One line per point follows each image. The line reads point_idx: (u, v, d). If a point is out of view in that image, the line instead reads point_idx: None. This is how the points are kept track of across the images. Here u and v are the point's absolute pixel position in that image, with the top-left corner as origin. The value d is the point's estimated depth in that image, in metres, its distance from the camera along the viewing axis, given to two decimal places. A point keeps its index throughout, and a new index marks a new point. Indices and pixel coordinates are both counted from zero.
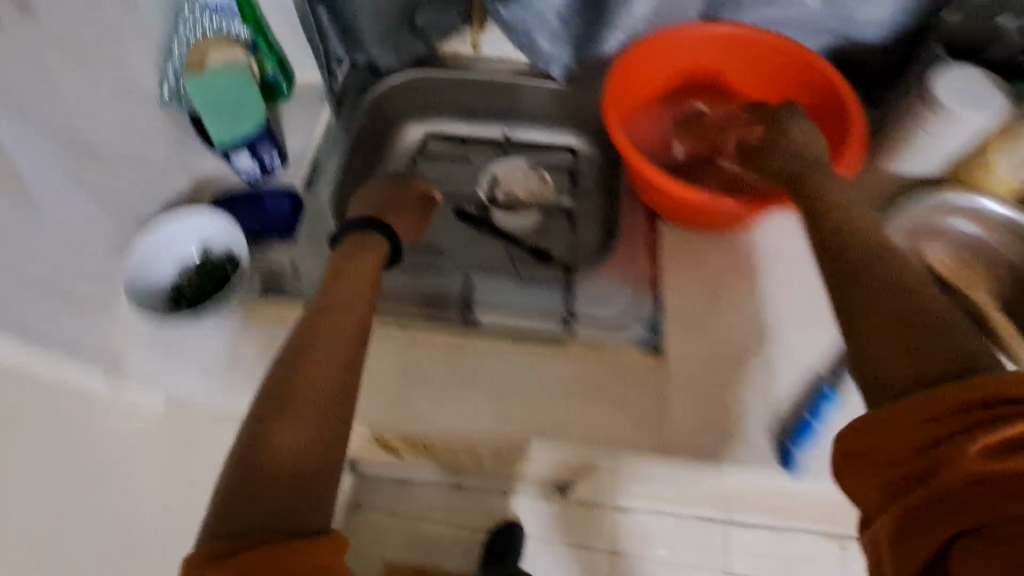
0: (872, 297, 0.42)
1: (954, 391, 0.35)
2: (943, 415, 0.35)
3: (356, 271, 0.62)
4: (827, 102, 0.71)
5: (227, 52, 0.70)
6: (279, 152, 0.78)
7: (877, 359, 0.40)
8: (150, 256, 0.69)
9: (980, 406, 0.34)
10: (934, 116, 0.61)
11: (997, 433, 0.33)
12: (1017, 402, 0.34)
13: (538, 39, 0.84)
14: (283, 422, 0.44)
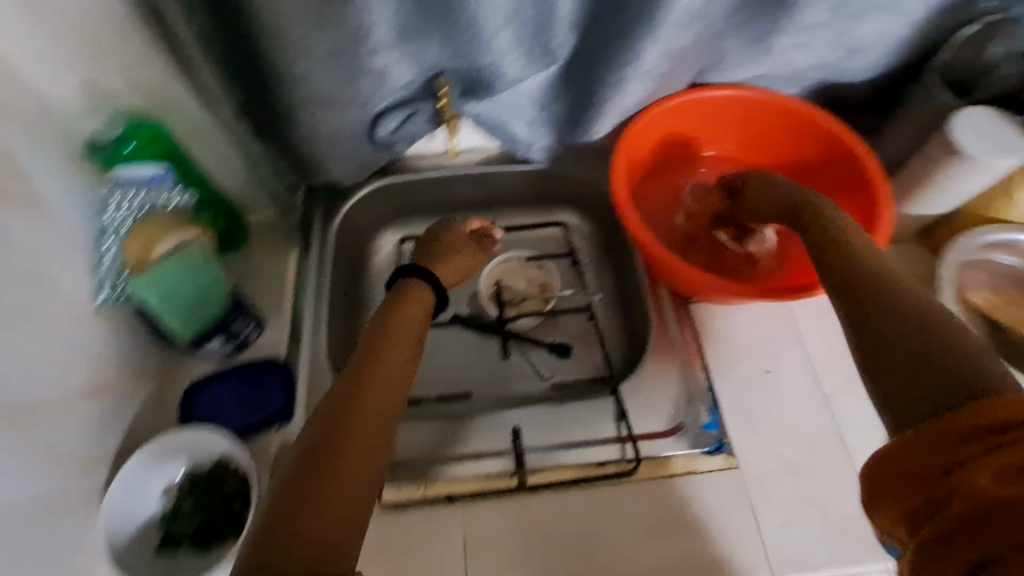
0: (921, 339, 0.40)
1: (1008, 405, 0.33)
2: (992, 434, 0.33)
3: (397, 339, 0.56)
4: (840, 169, 0.70)
5: (175, 239, 0.60)
6: (253, 321, 0.68)
7: (925, 366, 0.38)
8: (138, 490, 0.58)
9: (986, 435, 0.33)
10: (950, 159, 0.61)
11: (1003, 459, 0.32)
12: (1008, 426, 0.33)
13: (514, 127, 0.77)
14: (315, 492, 0.40)
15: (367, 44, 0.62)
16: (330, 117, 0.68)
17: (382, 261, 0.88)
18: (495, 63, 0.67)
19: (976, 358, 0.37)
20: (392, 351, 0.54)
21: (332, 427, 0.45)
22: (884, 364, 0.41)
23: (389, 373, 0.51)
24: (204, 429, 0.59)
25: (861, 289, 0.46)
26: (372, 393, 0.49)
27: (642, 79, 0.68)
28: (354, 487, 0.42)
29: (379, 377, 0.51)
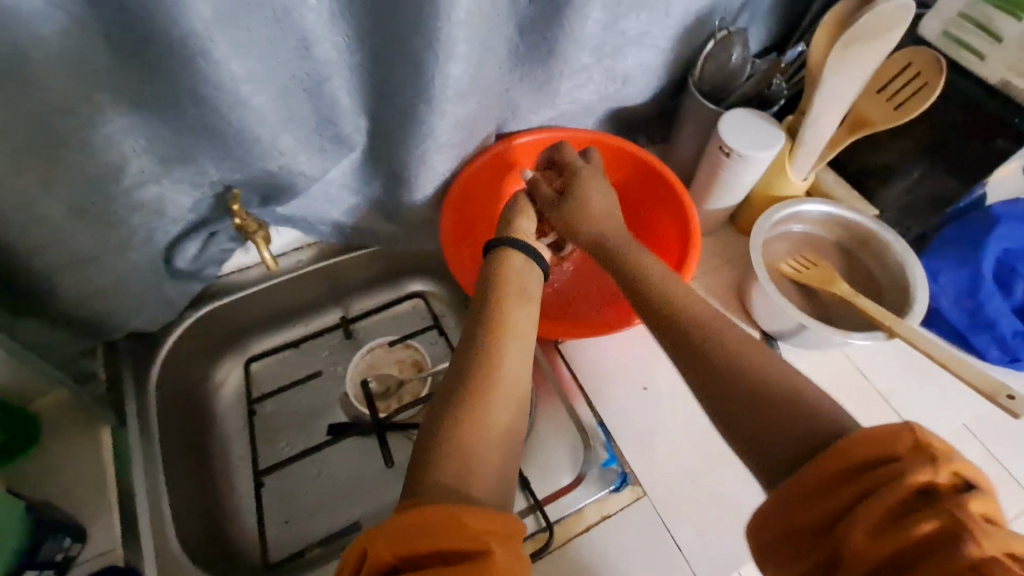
0: (773, 408, 0.44)
1: (853, 451, 0.36)
2: (847, 478, 0.36)
3: (508, 319, 0.57)
4: (650, 187, 0.76)
5: None
6: (70, 535, 0.57)
7: (750, 398, 0.46)
8: None
9: (853, 478, 0.36)
10: (729, 158, 0.68)
11: (870, 507, 0.34)
12: (876, 463, 0.35)
13: (334, 217, 0.74)
14: (444, 447, 0.44)
15: (124, 180, 0.55)
16: (106, 267, 0.60)
17: (229, 395, 0.77)
18: (287, 165, 0.62)
19: (822, 416, 0.41)
20: (516, 319, 0.57)
21: (474, 398, 0.48)
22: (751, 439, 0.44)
23: (516, 349, 0.54)
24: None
25: (718, 345, 0.50)
26: (499, 367, 0.52)
27: (444, 149, 0.67)
28: (495, 460, 0.45)
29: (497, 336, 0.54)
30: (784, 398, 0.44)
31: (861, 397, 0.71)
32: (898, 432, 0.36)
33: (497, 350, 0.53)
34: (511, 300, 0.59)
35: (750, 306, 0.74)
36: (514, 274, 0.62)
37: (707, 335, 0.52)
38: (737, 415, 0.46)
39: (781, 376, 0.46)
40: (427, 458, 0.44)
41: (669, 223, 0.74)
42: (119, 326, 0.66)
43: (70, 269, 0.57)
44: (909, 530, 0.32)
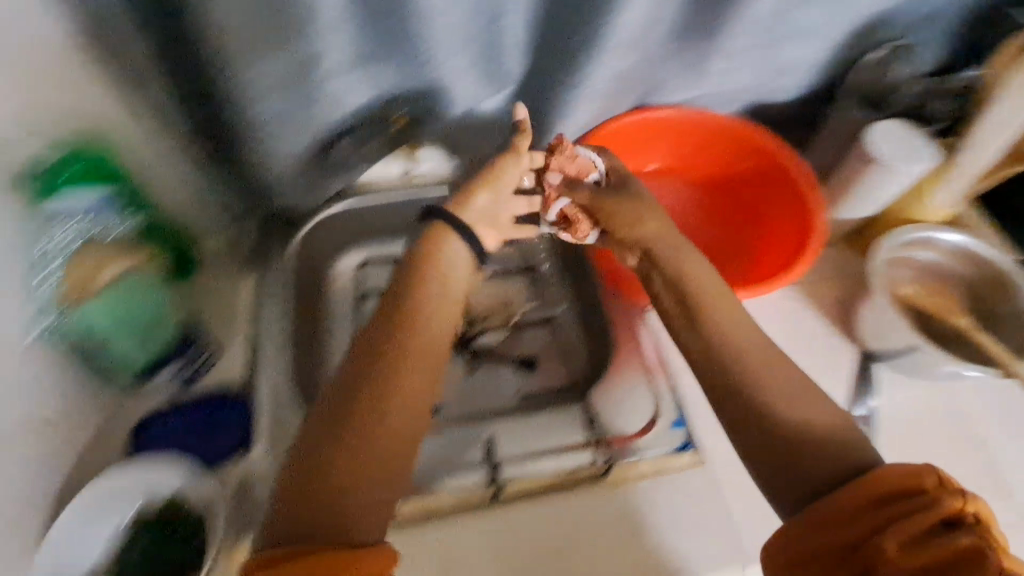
0: (792, 445, 0.48)
1: (887, 482, 0.44)
2: (884, 503, 0.43)
3: (419, 326, 0.53)
4: (775, 182, 0.75)
5: (114, 269, 0.56)
6: (203, 349, 0.68)
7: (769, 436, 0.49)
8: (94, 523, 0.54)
9: (886, 503, 0.43)
10: (871, 166, 0.67)
11: (907, 528, 0.41)
12: (908, 493, 0.43)
13: (470, 148, 0.79)
14: (324, 505, 0.44)
15: (318, 70, 0.61)
16: (284, 142, 0.66)
17: (341, 284, 0.86)
18: (446, 84, 0.69)
19: (845, 452, 0.48)
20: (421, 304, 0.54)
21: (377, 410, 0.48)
22: (770, 462, 0.49)
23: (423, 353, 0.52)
24: (152, 465, 0.57)
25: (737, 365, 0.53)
26: (392, 369, 0.50)
27: (594, 97, 0.72)
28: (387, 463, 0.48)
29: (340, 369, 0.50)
30: (794, 424, 0.49)
31: (952, 434, 0.69)
32: (921, 471, 0.44)
33: (405, 364, 0.50)
34: (413, 291, 0.55)
35: (856, 320, 0.73)
36: (458, 263, 0.58)
37: (730, 357, 0.53)
38: (756, 436, 0.50)
39: (804, 414, 0.50)
40: (313, 472, 0.45)
41: (790, 219, 0.73)
42: (269, 198, 0.73)
43: (255, 135, 0.64)
44: (944, 546, 0.40)
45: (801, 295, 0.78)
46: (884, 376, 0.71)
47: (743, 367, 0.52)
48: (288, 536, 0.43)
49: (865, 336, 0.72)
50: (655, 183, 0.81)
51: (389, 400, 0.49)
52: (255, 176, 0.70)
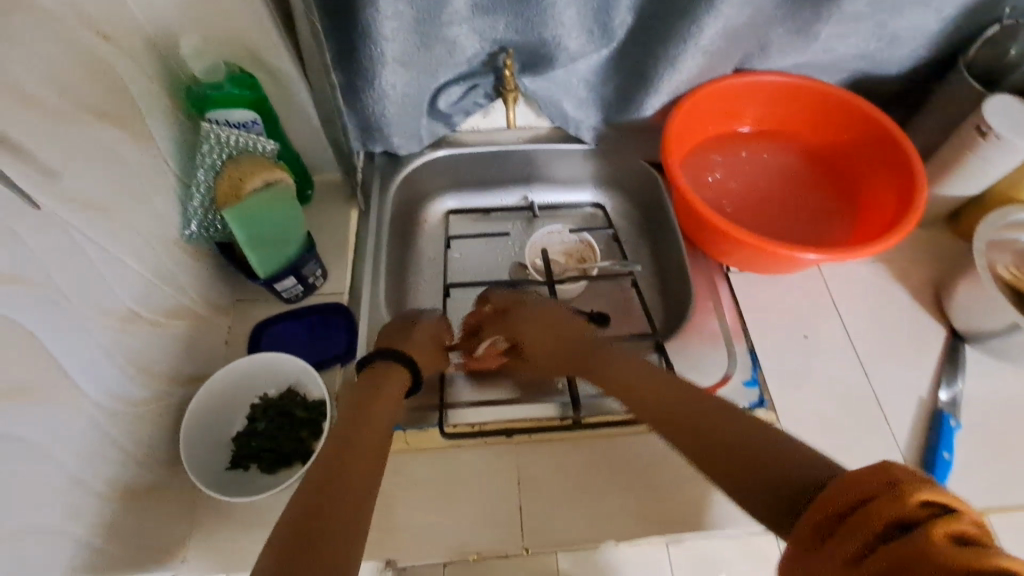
0: (707, 431, 0.43)
1: (836, 496, 0.32)
2: (838, 527, 0.31)
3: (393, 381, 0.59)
4: (883, 152, 0.72)
5: (265, 176, 0.62)
6: (321, 266, 0.73)
7: (712, 464, 0.42)
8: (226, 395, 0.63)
9: (839, 517, 0.32)
10: (983, 140, 0.66)
11: (853, 541, 0.30)
12: (857, 504, 0.31)
13: (566, 106, 0.83)
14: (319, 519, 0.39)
15: (445, 14, 0.68)
16: (404, 81, 0.73)
17: (428, 230, 0.92)
18: (559, 37, 0.72)
19: (781, 464, 0.38)
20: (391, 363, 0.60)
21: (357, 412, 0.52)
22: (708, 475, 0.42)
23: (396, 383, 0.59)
24: (275, 354, 0.63)
25: (673, 410, 0.48)
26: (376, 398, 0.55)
27: (699, 54, 0.72)
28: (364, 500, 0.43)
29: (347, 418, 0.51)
30: (732, 436, 0.42)
31: None
32: (870, 471, 0.32)
33: (355, 436, 0.48)
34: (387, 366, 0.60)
35: (949, 300, 0.71)
36: (423, 339, 0.66)
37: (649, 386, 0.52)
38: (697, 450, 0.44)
39: (713, 411, 0.45)
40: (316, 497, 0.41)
41: (893, 192, 0.70)
42: (383, 137, 0.80)
43: (384, 74, 0.70)
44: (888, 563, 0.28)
45: (890, 273, 0.76)
46: (974, 359, 0.70)
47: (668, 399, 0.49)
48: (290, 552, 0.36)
49: (957, 316, 0.71)
50: (759, 143, 0.81)
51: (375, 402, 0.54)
52: (369, 112, 0.76)
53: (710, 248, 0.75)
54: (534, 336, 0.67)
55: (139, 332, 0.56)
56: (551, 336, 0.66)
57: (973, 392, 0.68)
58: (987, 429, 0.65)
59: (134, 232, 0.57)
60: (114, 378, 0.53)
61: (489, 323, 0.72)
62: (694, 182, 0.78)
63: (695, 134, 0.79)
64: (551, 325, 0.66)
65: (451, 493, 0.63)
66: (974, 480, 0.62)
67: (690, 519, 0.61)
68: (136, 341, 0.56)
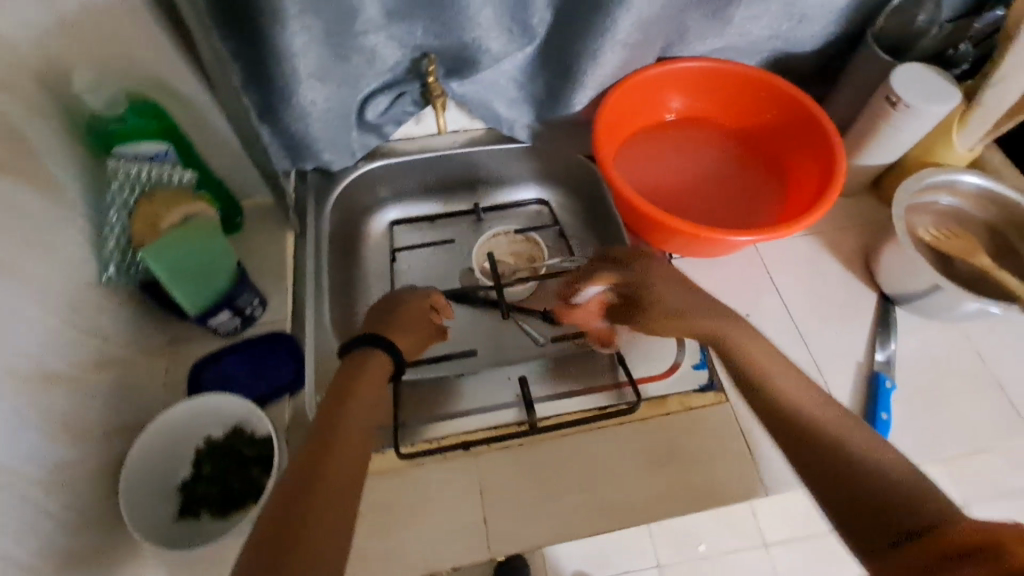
0: (838, 454, 0.44)
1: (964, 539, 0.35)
2: (946, 563, 0.35)
3: (372, 369, 0.56)
4: (803, 130, 0.74)
5: (184, 208, 0.61)
6: (258, 295, 0.70)
7: (828, 474, 0.44)
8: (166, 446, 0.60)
9: (950, 559, 0.35)
10: (894, 110, 0.68)
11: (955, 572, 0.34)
12: (967, 553, 0.34)
13: (497, 107, 0.82)
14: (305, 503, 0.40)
15: (357, 24, 0.66)
16: (325, 95, 0.71)
17: (373, 245, 0.90)
18: (479, 39, 0.71)
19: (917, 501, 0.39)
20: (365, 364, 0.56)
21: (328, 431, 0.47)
22: (818, 489, 0.45)
23: (372, 386, 0.54)
24: (215, 395, 0.61)
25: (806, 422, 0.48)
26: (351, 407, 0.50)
27: (620, 46, 0.72)
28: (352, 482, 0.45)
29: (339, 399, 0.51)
30: (868, 460, 0.43)
31: (973, 375, 0.70)
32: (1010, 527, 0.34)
33: (343, 415, 0.49)
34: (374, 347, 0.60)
35: (876, 265, 0.75)
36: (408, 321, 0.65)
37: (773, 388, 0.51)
38: (811, 463, 0.46)
39: (858, 443, 0.45)
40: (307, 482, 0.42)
41: (815, 168, 0.72)
42: (313, 154, 0.78)
43: (301, 90, 0.68)
44: None
45: (822, 245, 0.79)
46: (904, 320, 0.73)
47: (800, 408, 0.49)
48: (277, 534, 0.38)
49: (885, 281, 0.74)
50: (691, 130, 0.82)
51: (351, 399, 0.51)
52: (292, 130, 0.73)
53: (650, 236, 0.76)
54: (659, 273, 0.64)
55: (64, 393, 0.53)
56: (681, 284, 0.63)
57: (906, 352, 0.71)
58: (920, 385, 0.69)
59: (46, 288, 0.53)
60: (41, 448, 0.49)
61: (598, 270, 0.70)
62: (630, 173, 0.79)
63: (625, 125, 0.80)
64: (676, 274, 0.65)
65: (415, 510, 0.62)
66: (913, 435, 0.66)
67: (651, 508, 0.62)
68: (64, 402, 0.52)
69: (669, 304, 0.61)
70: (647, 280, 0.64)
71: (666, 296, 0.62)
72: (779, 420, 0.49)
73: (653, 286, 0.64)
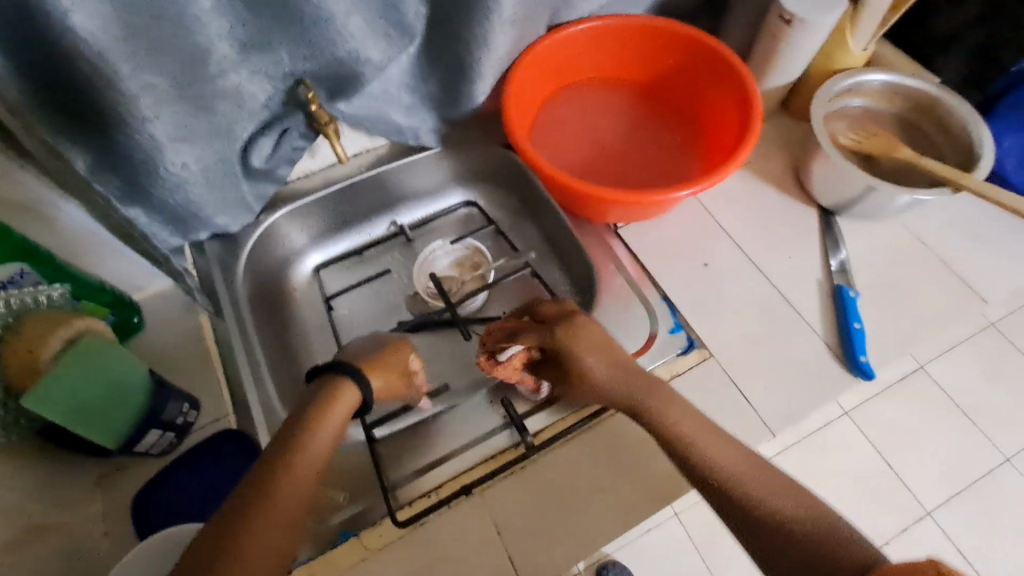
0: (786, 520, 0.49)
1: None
2: None
3: (316, 444, 0.49)
4: (709, 68, 0.72)
5: (67, 332, 0.50)
6: (187, 398, 0.61)
7: (772, 531, 0.49)
8: None
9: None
10: (790, 27, 0.68)
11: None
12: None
13: (394, 117, 0.76)
14: None
15: (210, 66, 0.56)
16: (197, 155, 0.61)
17: (301, 297, 0.81)
18: (356, 51, 0.63)
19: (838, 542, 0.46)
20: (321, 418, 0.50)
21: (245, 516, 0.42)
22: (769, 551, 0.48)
23: (307, 471, 0.47)
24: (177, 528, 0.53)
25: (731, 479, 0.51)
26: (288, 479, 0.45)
27: (508, 27, 0.67)
28: None
29: (257, 489, 0.44)
30: (788, 508, 0.49)
31: (921, 263, 0.72)
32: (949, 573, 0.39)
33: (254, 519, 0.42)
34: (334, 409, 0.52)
35: (808, 181, 0.75)
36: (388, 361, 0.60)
37: (715, 463, 0.52)
38: (761, 535, 0.49)
39: (781, 499, 0.50)
40: None
41: (729, 104, 0.71)
42: (203, 222, 0.68)
43: (166, 155, 0.58)
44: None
45: (754, 174, 0.79)
46: (847, 227, 0.74)
47: (738, 481, 0.51)
48: None
49: (820, 194, 0.75)
50: (599, 94, 0.79)
51: (275, 489, 0.44)
52: (172, 204, 0.63)
53: (590, 212, 0.73)
54: (580, 334, 0.60)
55: None
56: (604, 348, 0.59)
57: (858, 258, 0.72)
58: (879, 285, 0.71)
59: None
60: None
61: (526, 336, 0.62)
62: (552, 154, 0.75)
63: (533, 105, 0.76)
64: (602, 334, 0.61)
65: (433, 574, 0.56)
66: (886, 337, 0.67)
67: (670, 488, 0.60)
68: None
69: (597, 377, 0.58)
70: (570, 347, 0.59)
71: (595, 366, 0.58)
72: (720, 496, 0.51)
73: (573, 351, 0.59)
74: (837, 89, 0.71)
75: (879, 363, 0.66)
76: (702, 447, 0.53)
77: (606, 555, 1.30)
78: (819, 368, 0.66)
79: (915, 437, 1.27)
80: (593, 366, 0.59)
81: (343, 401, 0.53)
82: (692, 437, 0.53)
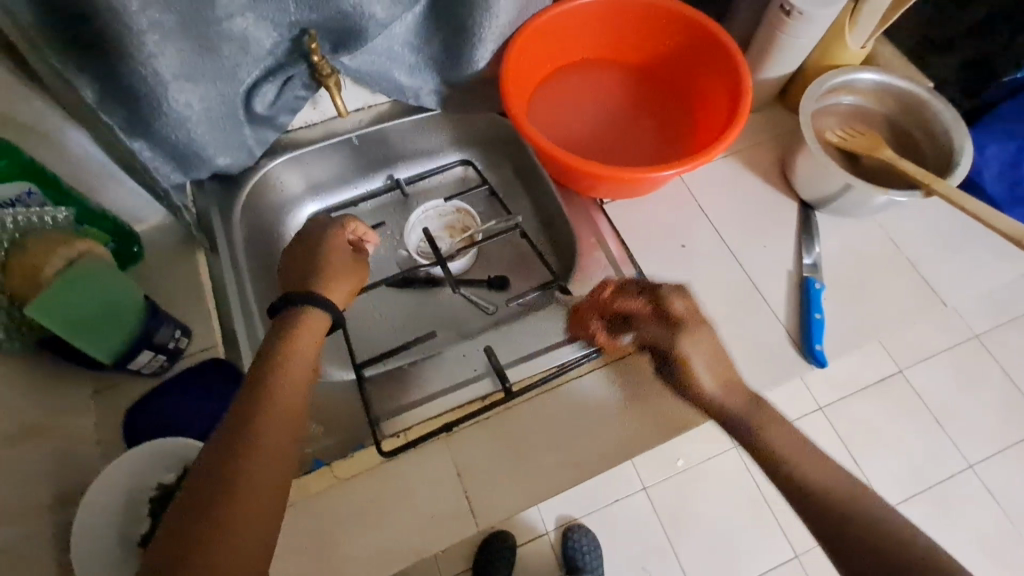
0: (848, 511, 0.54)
1: None
2: None
3: (303, 351, 0.54)
4: (706, 52, 0.73)
5: (69, 252, 0.54)
6: (178, 325, 0.64)
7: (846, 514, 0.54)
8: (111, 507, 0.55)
9: None
10: (789, 18, 0.69)
11: None
12: None
13: (397, 76, 0.78)
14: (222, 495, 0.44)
15: (217, 8, 0.58)
16: (199, 95, 0.63)
17: (295, 244, 0.84)
18: (360, 6, 0.64)
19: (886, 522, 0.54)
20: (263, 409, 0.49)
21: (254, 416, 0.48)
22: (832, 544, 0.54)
23: (302, 365, 0.54)
24: (153, 442, 0.57)
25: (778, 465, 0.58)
26: (246, 477, 0.45)
27: None
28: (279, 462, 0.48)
29: (262, 392, 0.50)
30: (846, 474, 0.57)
31: (890, 262, 0.75)
32: None
33: (268, 405, 0.50)
34: (306, 322, 0.56)
35: (792, 173, 0.77)
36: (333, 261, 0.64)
37: (773, 450, 0.59)
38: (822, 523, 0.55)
39: (841, 489, 0.56)
40: (226, 466, 0.45)
41: (721, 90, 0.72)
42: (204, 160, 0.70)
43: (171, 92, 0.60)
44: None
45: (740, 163, 0.81)
46: (824, 222, 0.77)
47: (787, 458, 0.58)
48: (190, 527, 0.42)
49: (802, 188, 0.77)
50: (597, 69, 0.80)
51: (277, 378, 0.52)
52: (172, 140, 0.65)
53: (577, 185, 0.75)
54: (698, 347, 0.66)
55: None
56: (712, 354, 0.65)
57: (828, 251, 0.75)
58: (847, 282, 0.73)
59: None
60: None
61: (649, 328, 0.68)
62: (545, 126, 0.77)
63: (531, 75, 0.77)
64: (714, 347, 0.66)
65: (394, 505, 0.61)
66: (845, 330, 0.71)
67: (621, 452, 0.63)
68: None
69: (709, 395, 0.63)
70: (679, 349, 0.66)
71: (707, 386, 0.63)
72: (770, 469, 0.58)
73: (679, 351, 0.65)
74: (830, 84, 0.72)
75: (833, 353, 0.69)
76: (750, 429, 0.60)
77: (574, 519, 1.37)
78: (777, 354, 0.69)
79: (879, 434, 1.32)
80: (703, 364, 0.65)
81: (291, 375, 0.52)
82: (759, 420, 0.60)
